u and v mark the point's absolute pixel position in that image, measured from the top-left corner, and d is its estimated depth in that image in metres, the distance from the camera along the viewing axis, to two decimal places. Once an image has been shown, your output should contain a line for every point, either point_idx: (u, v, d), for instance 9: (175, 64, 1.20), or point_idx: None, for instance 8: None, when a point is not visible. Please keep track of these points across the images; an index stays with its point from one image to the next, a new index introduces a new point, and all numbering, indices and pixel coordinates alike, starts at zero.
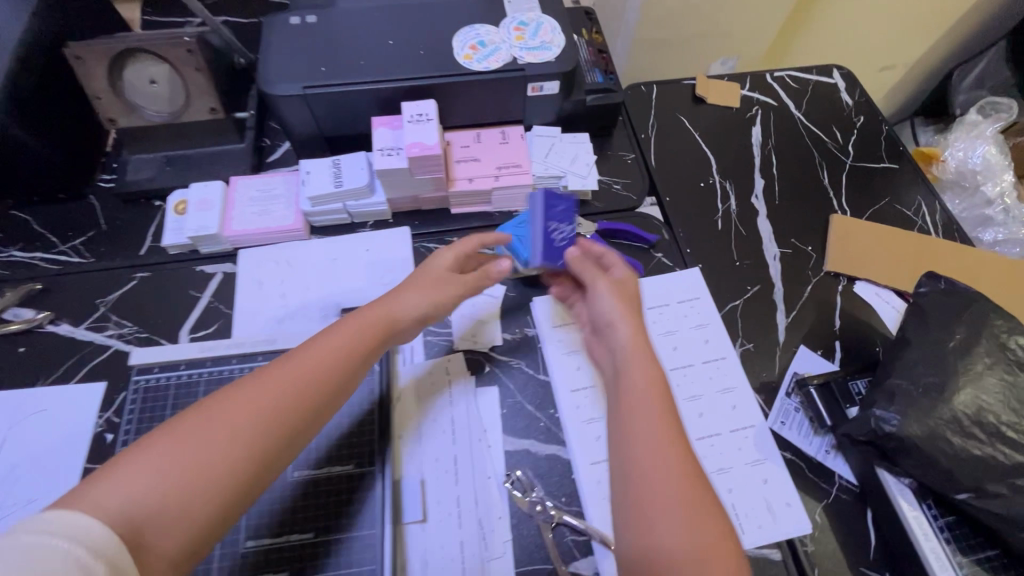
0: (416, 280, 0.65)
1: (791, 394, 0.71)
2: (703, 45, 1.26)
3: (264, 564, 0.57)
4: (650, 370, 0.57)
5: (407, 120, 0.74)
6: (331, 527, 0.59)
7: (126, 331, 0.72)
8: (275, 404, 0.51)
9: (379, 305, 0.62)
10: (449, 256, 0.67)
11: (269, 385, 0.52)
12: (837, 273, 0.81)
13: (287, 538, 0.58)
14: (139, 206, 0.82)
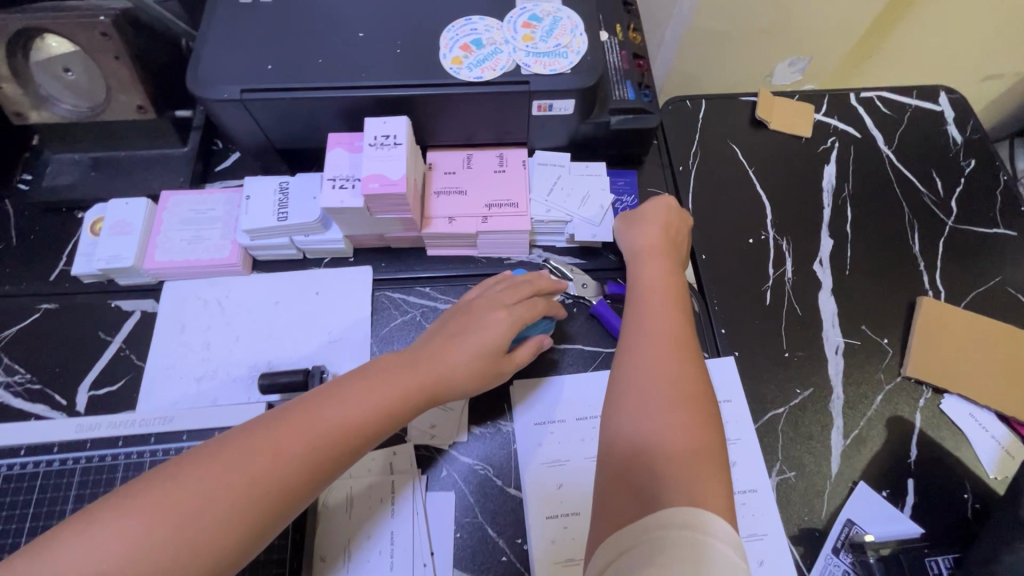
0: (462, 346, 0.52)
1: (839, 552, 0.53)
2: (772, 45, 1.02)
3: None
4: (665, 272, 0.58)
5: (368, 142, 0.57)
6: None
7: (17, 379, 0.59)
8: (287, 456, 0.42)
9: (427, 353, 0.51)
10: (506, 325, 0.54)
11: (284, 431, 0.43)
12: (919, 381, 0.61)
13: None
14: (59, 218, 0.68)
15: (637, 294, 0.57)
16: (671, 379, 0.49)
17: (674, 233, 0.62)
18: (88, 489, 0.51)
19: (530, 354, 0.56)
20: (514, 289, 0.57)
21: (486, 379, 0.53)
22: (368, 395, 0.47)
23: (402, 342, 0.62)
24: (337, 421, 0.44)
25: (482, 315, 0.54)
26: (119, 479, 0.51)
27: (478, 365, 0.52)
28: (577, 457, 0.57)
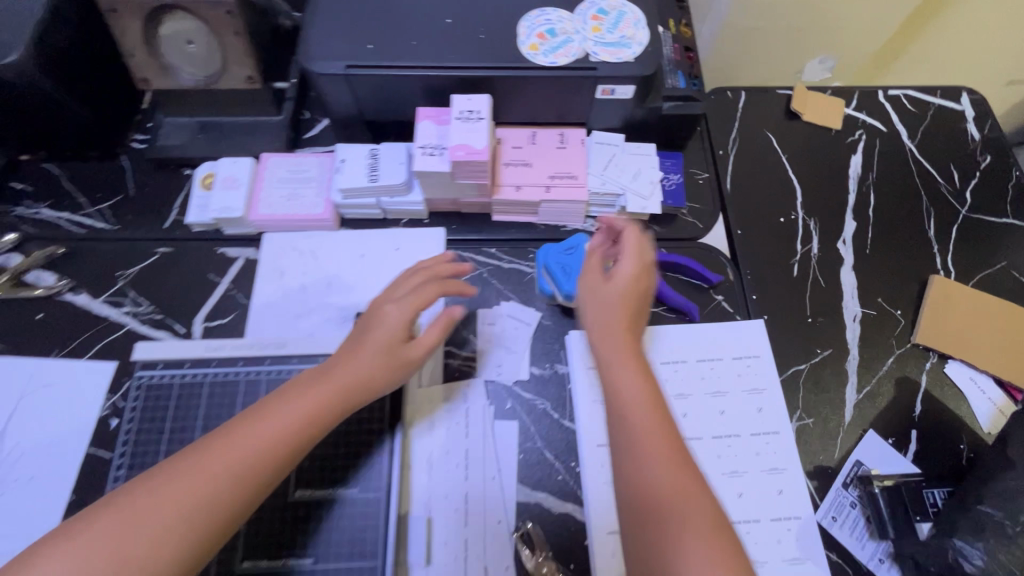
0: (365, 356, 0.55)
1: (848, 486, 0.62)
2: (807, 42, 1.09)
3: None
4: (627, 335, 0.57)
5: (455, 116, 0.65)
6: (329, 555, 0.55)
7: (142, 310, 0.69)
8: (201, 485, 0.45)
9: (341, 361, 0.54)
10: (402, 317, 0.57)
11: (195, 469, 0.46)
12: (927, 347, 0.70)
13: (280, 562, 0.55)
14: (170, 173, 0.78)
15: (604, 367, 0.55)
16: (652, 439, 0.50)
17: (639, 294, 0.59)
18: (215, 399, 0.60)
19: (444, 329, 0.58)
20: (409, 280, 0.61)
21: (395, 370, 0.56)
22: (285, 416, 0.50)
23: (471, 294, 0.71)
24: (246, 445, 0.47)
25: (383, 316, 0.57)
26: (242, 392, 0.61)
27: (386, 360, 0.55)
28: None
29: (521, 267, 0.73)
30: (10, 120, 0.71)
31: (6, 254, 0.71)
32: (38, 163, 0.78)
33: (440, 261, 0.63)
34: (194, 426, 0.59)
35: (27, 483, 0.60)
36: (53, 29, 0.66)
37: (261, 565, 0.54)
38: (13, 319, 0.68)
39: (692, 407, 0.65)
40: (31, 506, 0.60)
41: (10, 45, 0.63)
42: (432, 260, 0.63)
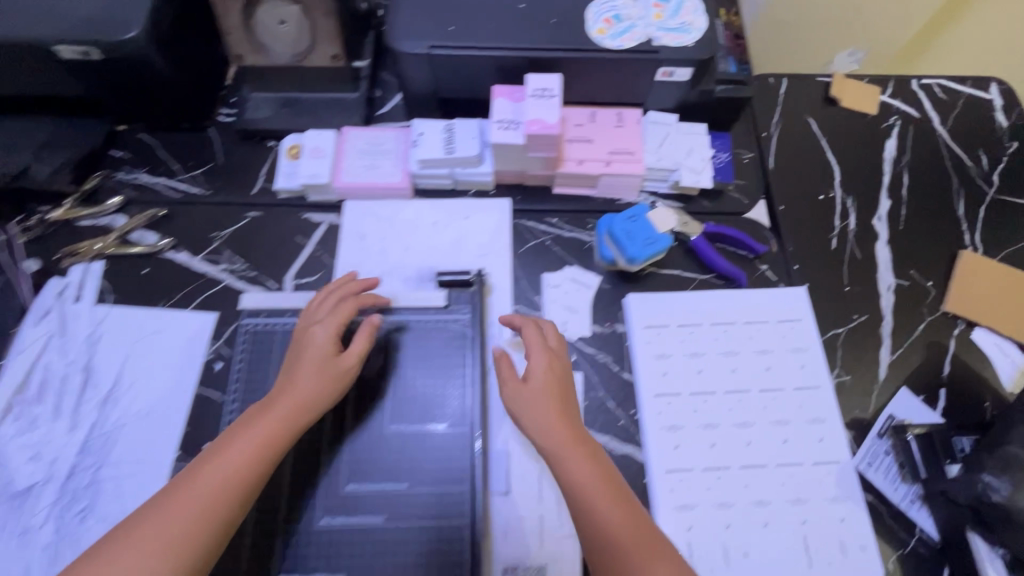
0: (302, 380, 0.58)
1: (883, 436, 0.68)
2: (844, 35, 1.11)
3: (362, 508, 0.60)
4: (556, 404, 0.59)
5: (530, 93, 0.71)
6: (422, 481, 0.61)
7: (237, 268, 0.76)
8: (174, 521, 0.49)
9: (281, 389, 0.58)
10: (328, 334, 0.61)
11: (166, 510, 0.49)
12: (955, 315, 0.76)
13: (379, 486, 0.61)
14: (255, 145, 0.84)
15: (544, 441, 0.57)
16: (591, 493, 0.53)
17: (560, 378, 0.61)
18: None
19: (368, 336, 0.62)
20: (325, 305, 0.64)
21: (336, 381, 0.59)
22: (240, 448, 0.53)
23: (535, 259, 0.78)
24: (209, 479, 0.51)
25: (307, 338, 0.61)
26: None
27: (326, 381, 0.59)
28: (679, 354, 0.72)
29: (581, 236, 0.79)
30: (116, 92, 0.77)
31: (111, 215, 0.78)
32: (134, 133, 0.84)
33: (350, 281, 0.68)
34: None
35: (143, 418, 0.67)
36: (163, 9, 0.72)
37: (362, 489, 0.60)
38: (122, 273, 0.75)
39: (741, 363, 0.71)
40: (147, 437, 0.66)
41: (129, 23, 0.69)
42: (340, 280, 0.67)
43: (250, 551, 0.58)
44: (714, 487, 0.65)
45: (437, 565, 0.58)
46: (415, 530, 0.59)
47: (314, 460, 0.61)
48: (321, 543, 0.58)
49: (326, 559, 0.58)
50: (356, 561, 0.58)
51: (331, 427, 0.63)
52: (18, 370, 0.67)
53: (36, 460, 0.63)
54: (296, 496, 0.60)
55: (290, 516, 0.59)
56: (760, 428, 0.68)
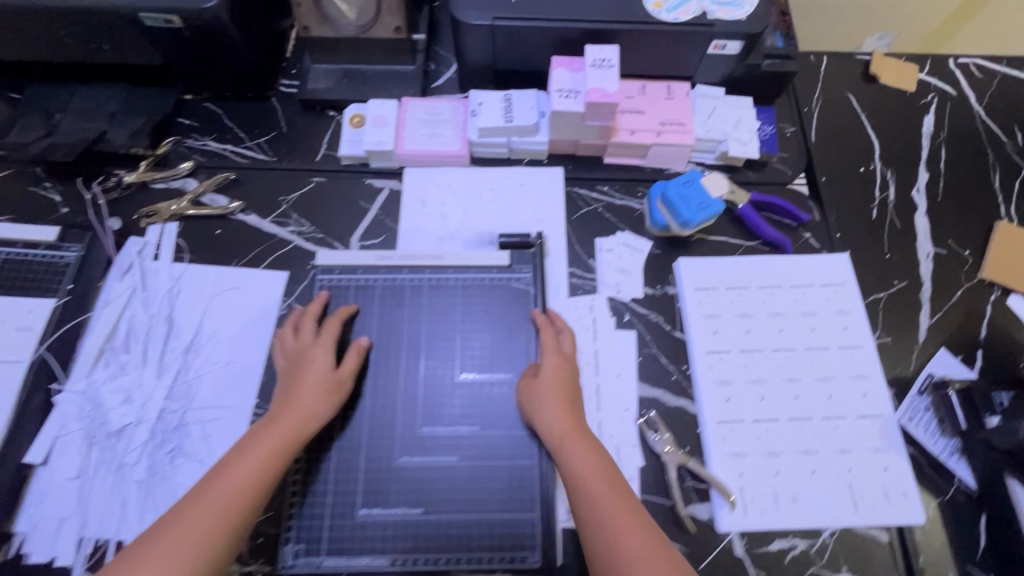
0: (303, 397, 0.61)
1: (923, 393, 0.72)
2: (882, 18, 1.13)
3: (437, 449, 0.64)
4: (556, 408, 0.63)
5: (590, 63, 0.74)
6: (493, 425, 0.65)
7: (306, 230, 0.80)
8: (194, 530, 0.51)
9: (286, 402, 0.61)
10: (325, 351, 0.64)
11: (184, 522, 0.51)
12: (991, 282, 0.79)
13: (452, 430, 0.65)
14: (315, 114, 0.88)
15: (556, 436, 0.61)
16: (595, 485, 0.57)
17: (568, 378, 0.65)
18: (387, 299, 0.71)
19: (359, 357, 0.66)
20: (311, 325, 0.67)
21: (336, 394, 0.63)
22: (250, 461, 0.56)
23: (589, 225, 0.81)
24: (222, 489, 0.54)
25: (304, 356, 0.64)
26: (407, 294, 0.71)
27: (326, 397, 0.62)
28: (728, 314, 0.75)
29: (631, 203, 0.82)
30: (188, 60, 0.81)
31: (183, 179, 0.82)
32: (200, 103, 0.88)
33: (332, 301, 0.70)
34: (368, 321, 0.70)
35: (224, 367, 0.71)
36: None
37: (437, 431, 0.65)
38: (197, 233, 0.78)
39: (786, 324, 0.75)
40: (227, 385, 0.70)
41: None
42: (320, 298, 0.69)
43: (334, 485, 0.62)
44: (763, 437, 0.69)
45: (509, 500, 0.63)
46: (488, 469, 0.64)
47: (391, 405, 0.66)
48: (402, 479, 0.63)
49: (406, 494, 0.62)
50: (434, 496, 0.62)
51: (405, 375, 0.67)
52: (107, 321, 0.71)
53: (128, 403, 0.67)
54: (378, 437, 0.64)
55: (369, 454, 0.64)
56: (806, 384, 0.72)
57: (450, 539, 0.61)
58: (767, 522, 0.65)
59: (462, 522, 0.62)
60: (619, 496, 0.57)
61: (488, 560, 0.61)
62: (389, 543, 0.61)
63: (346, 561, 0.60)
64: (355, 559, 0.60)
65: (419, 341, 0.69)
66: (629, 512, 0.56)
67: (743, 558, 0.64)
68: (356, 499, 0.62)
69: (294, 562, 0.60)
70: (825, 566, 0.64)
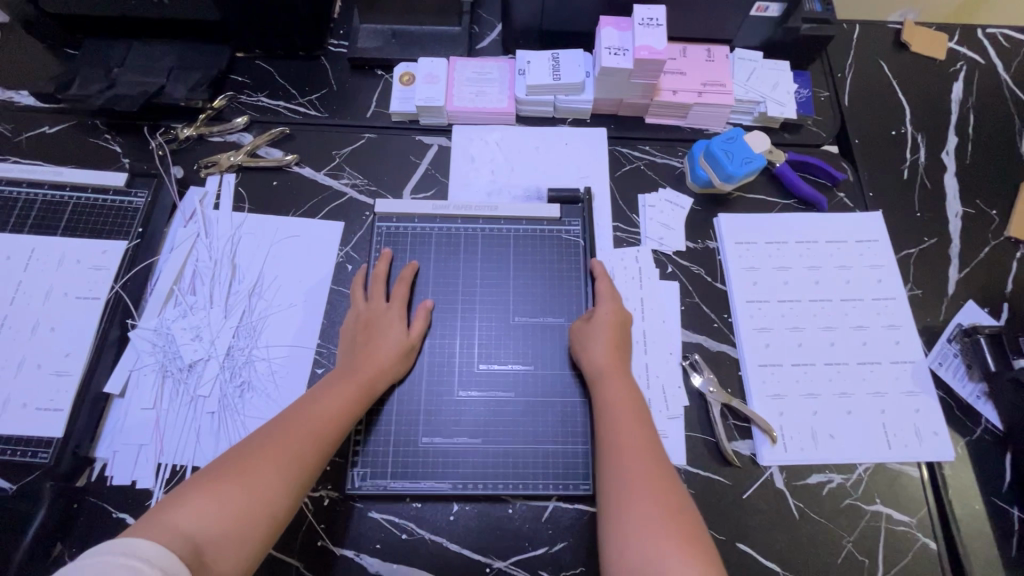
0: (380, 352, 0.64)
1: (952, 341, 0.76)
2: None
3: (495, 384, 0.68)
4: (608, 352, 0.65)
5: (638, 22, 0.76)
6: (546, 364, 0.69)
7: (359, 183, 0.82)
8: (287, 451, 0.54)
9: (364, 351, 0.64)
10: (397, 310, 0.67)
11: (277, 442, 0.55)
12: (1016, 241, 0.82)
13: (507, 367, 0.68)
14: (364, 73, 0.90)
15: (598, 378, 0.64)
16: (634, 421, 0.60)
17: (622, 324, 0.68)
18: (442, 246, 0.74)
19: (426, 319, 0.68)
20: (378, 284, 0.69)
21: (409, 354, 0.66)
22: (336, 395, 0.60)
23: (631, 182, 0.84)
24: (310, 417, 0.57)
25: (376, 315, 0.67)
26: (462, 243, 0.74)
27: (400, 359, 0.65)
28: (767, 266, 0.78)
29: (672, 162, 0.85)
30: (244, 15, 0.83)
31: (239, 133, 0.85)
32: (252, 61, 0.90)
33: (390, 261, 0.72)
34: (425, 266, 0.73)
35: (286, 309, 0.74)
36: None
37: (494, 368, 0.68)
38: (254, 184, 0.81)
39: (823, 276, 0.78)
40: (290, 326, 0.73)
41: None
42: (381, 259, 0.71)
43: (397, 416, 0.66)
44: (802, 380, 0.72)
45: (562, 433, 0.66)
46: (542, 404, 0.67)
47: (450, 344, 0.69)
48: (461, 412, 0.66)
49: (465, 426, 0.66)
50: (491, 427, 0.66)
51: (463, 318, 0.70)
52: (174, 263, 0.74)
53: (198, 339, 0.71)
54: (438, 373, 0.68)
55: (429, 388, 0.67)
56: (842, 331, 0.75)
57: (506, 467, 0.65)
58: (806, 456, 0.69)
59: (518, 451, 0.65)
60: (653, 440, 0.60)
61: (543, 487, 0.64)
62: (450, 470, 0.64)
63: (411, 484, 0.64)
64: (418, 483, 0.64)
65: (474, 286, 0.72)
66: (644, 454, 0.58)
67: (784, 490, 0.68)
68: (418, 429, 0.65)
69: (360, 484, 0.64)
70: (859, 498, 0.68)
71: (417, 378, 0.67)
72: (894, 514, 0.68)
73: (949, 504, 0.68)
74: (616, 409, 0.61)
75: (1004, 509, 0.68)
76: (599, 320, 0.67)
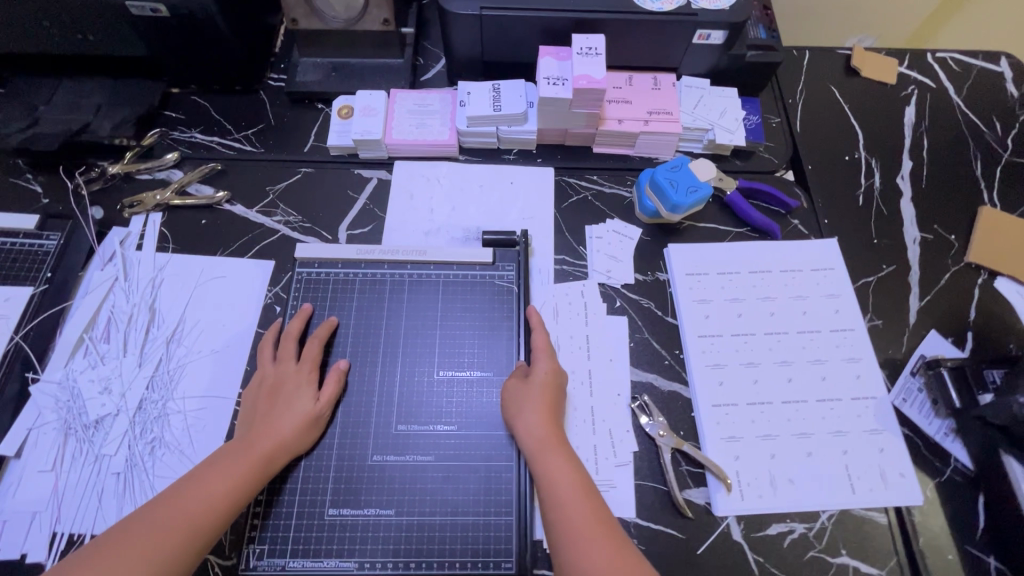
0: (283, 419, 0.60)
1: (915, 373, 0.72)
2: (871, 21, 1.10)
3: (411, 448, 0.63)
4: (541, 418, 0.61)
5: (577, 51, 0.74)
6: (471, 424, 0.64)
7: (293, 220, 0.78)
8: (178, 529, 0.51)
9: (265, 420, 0.59)
10: (305, 372, 0.63)
11: (168, 515, 0.51)
12: (977, 266, 0.80)
13: (430, 428, 0.64)
14: (304, 107, 0.88)
15: (535, 449, 0.59)
16: (573, 500, 0.56)
17: (557, 384, 0.64)
18: (368, 290, 0.70)
19: (339, 381, 0.64)
20: (289, 343, 0.65)
21: (315, 421, 0.61)
22: (232, 469, 0.55)
23: (578, 215, 0.80)
24: (210, 500, 0.53)
25: (282, 379, 0.63)
26: (387, 290, 0.71)
27: (305, 428, 0.60)
28: (720, 299, 0.75)
29: (621, 192, 0.82)
30: (176, 50, 0.81)
31: (169, 170, 0.81)
32: (188, 96, 0.88)
33: (308, 314, 0.68)
34: (346, 320, 0.69)
35: (208, 356, 0.69)
36: None
37: (413, 430, 0.64)
38: (181, 223, 0.77)
39: (778, 308, 0.74)
40: (208, 373, 0.68)
41: None
42: (298, 317, 0.67)
43: (304, 487, 0.60)
44: (758, 420, 0.68)
45: (486, 502, 0.61)
46: (464, 469, 0.62)
47: (367, 404, 0.64)
48: (375, 479, 0.61)
49: (377, 495, 0.61)
50: (407, 496, 0.61)
51: (382, 373, 0.66)
52: (87, 310, 0.70)
53: (106, 393, 0.66)
54: (352, 437, 0.63)
55: (342, 451, 0.62)
56: (799, 366, 0.71)
57: (422, 542, 0.59)
58: (764, 505, 0.64)
59: (436, 524, 0.60)
60: (592, 512, 0.56)
61: (462, 566, 0.58)
62: (358, 546, 0.59)
63: (313, 563, 0.58)
64: (322, 562, 0.58)
65: (396, 338, 0.68)
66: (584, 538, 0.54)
67: (742, 543, 0.63)
68: (325, 499, 0.60)
69: (257, 563, 0.58)
70: (823, 550, 0.63)
71: (330, 445, 0.62)
72: (861, 567, 0.62)
73: (920, 553, 0.63)
74: (555, 485, 0.57)
75: (978, 557, 0.63)
76: (536, 380, 0.63)
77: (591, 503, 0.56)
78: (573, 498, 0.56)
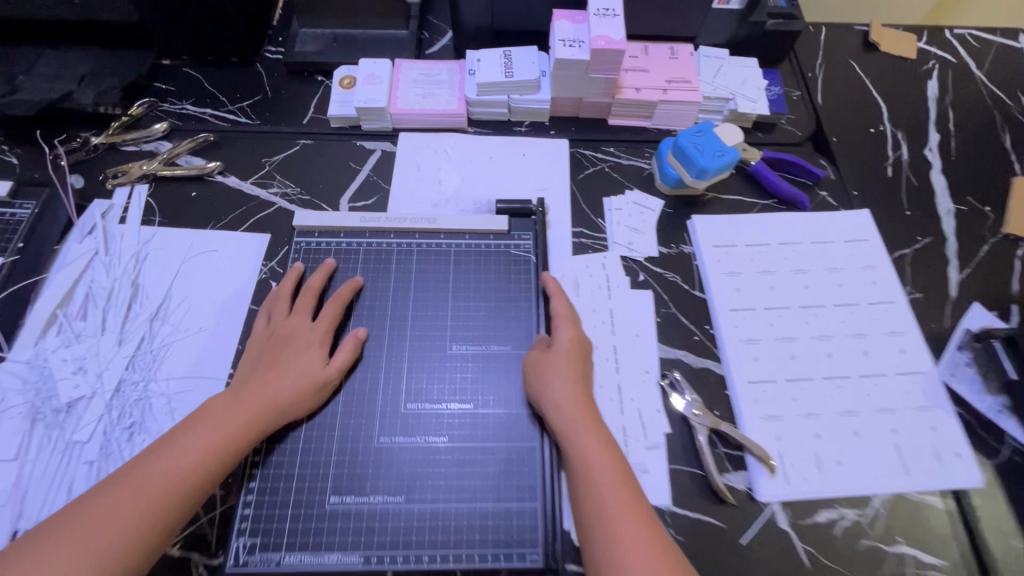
0: (287, 380, 0.54)
1: (962, 348, 0.67)
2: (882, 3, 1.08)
3: (422, 428, 0.56)
4: (566, 389, 0.55)
5: (594, 12, 0.70)
6: (487, 401, 0.58)
7: (290, 192, 0.73)
8: (161, 479, 0.47)
9: (269, 377, 0.54)
10: (319, 332, 0.58)
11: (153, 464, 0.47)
12: (1016, 237, 0.76)
13: (442, 406, 0.58)
14: (303, 79, 0.83)
15: (560, 424, 0.54)
16: (601, 471, 0.51)
17: (584, 349, 0.59)
18: (372, 261, 0.65)
19: (354, 350, 0.58)
20: (305, 300, 0.60)
21: (320, 385, 0.55)
22: (224, 423, 0.50)
23: (595, 187, 0.76)
24: (197, 454, 0.48)
25: (293, 338, 0.57)
26: (395, 260, 0.65)
27: (307, 390, 0.54)
28: (750, 271, 0.70)
29: (640, 163, 0.78)
30: (168, 16, 0.76)
31: (157, 142, 0.76)
32: (179, 68, 0.83)
33: (328, 273, 0.63)
34: None
35: (195, 333, 0.63)
36: None
37: (424, 409, 0.57)
38: (169, 195, 0.71)
39: (812, 280, 0.70)
40: (195, 352, 0.62)
41: None
42: (317, 273, 0.62)
43: (301, 473, 0.54)
44: (799, 398, 0.62)
45: (506, 488, 0.55)
46: (480, 452, 0.56)
47: (373, 381, 0.58)
48: (381, 464, 0.55)
49: (384, 480, 0.54)
50: (417, 482, 0.54)
51: (390, 347, 0.60)
52: (63, 285, 0.64)
53: (81, 372, 0.59)
54: (356, 417, 0.56)
55: (343, 433, 0.56)
56: (839, 340, 0.66)
57: (434, 532, 0.52)
58: (810, 489, 0.58)
59: (450, 512, 0.53)
60: (618, 475, 0.51)
61: (481, 558, 0.52)
62: (362, 538, 0.52)
63: (311, 558, 0.51)
64: (322, 556, 0.51)
65: (406, 311, 0.62)
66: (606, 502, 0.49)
67: (789, 531, 0.57)
68: (326, 485, 0.54)
69: (246, 559, 0.51)
70: (879, 538, 0.57)
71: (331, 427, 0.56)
72: (922, 556, 0.56)
73: (984, 540, 0.57)
74: (584, 458, 0.51)
75: None
76: (558, 349, 0.58)
77: (617, 467, 0.51)
78: (598, 462, 0.51)
